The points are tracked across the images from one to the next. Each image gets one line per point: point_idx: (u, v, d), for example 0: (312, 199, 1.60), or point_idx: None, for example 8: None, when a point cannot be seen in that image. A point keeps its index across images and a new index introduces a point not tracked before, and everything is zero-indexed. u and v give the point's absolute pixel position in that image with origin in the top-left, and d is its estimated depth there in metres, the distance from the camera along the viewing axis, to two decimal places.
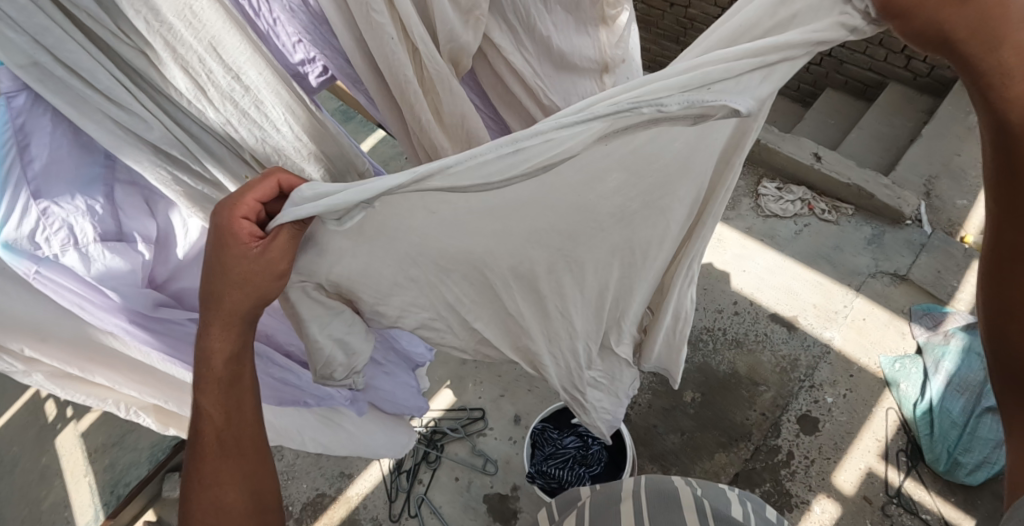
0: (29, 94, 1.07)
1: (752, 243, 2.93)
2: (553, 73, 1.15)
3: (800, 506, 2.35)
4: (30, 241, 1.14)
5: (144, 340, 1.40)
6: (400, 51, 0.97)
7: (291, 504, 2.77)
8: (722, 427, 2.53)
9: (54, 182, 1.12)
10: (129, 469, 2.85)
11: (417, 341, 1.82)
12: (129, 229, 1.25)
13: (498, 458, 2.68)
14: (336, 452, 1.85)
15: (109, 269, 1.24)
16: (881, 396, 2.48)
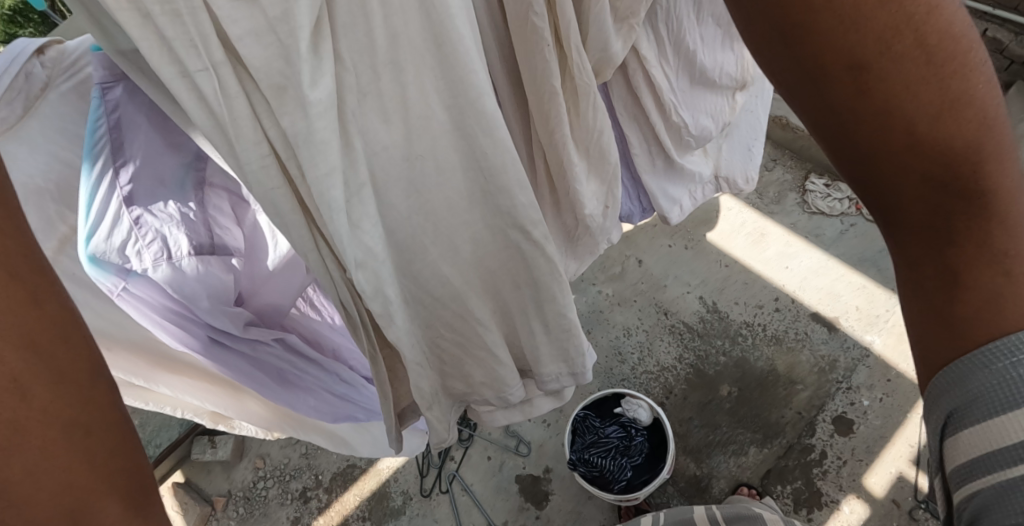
0: (126, 85, 0.94)
1: (797, 240, 2.91)
2: (688, 90, 1.14)
3: (830, 505, 2.41)
4: (119, 255, 0.95)
5: (218, 361, 1.17)
6: (551, 62, 0.91)
7: (321, 474, 2.89)
8: (756, 424, 2.57)
9: (149, 187, 0.96)
10: (160, 431, 2.93)
11: None
12: (221, 240, 1.06)
13: (531, 441, 2.78)
14: (357, 450, 1.77)
15: (200, 287, 1.03)
16: (917, 403, 2.50)
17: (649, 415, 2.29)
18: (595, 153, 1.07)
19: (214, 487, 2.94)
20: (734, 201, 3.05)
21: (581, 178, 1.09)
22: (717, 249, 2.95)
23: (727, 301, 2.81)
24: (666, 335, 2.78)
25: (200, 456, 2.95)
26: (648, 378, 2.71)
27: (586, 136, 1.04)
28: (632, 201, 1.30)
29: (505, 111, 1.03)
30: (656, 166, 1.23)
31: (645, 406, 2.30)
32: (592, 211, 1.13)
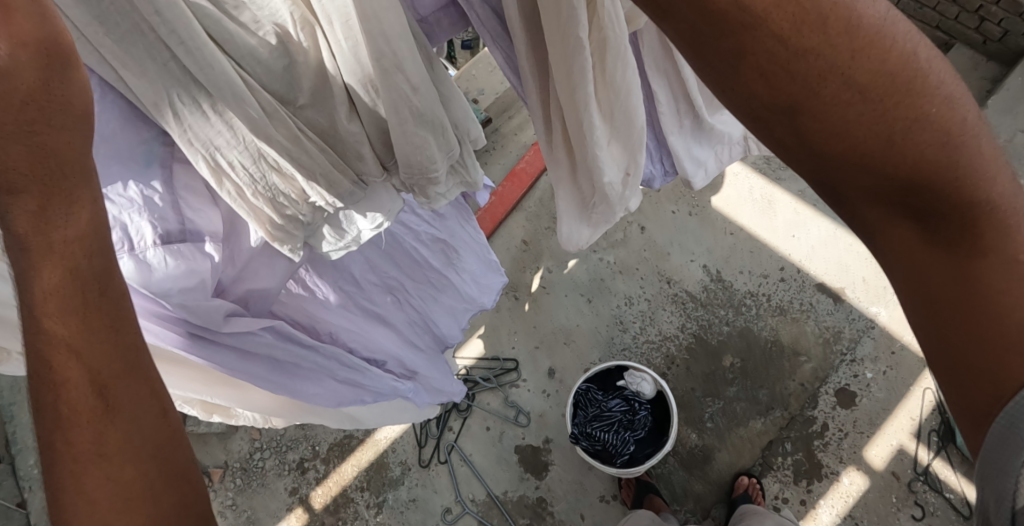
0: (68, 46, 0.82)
1: (806, 208, 2.79)
2: None
3: (829, 477, 2.42)
4: None
5: (201, 355, 1.07)
6: (579, 24, 0.82)
7: (318, 444, 3.02)
8: (760, 396, 2.55)
9: (104, 162, 0.84)
10: None
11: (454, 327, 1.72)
12: (195, 224, 0.94)
13: (531, 411, 2.75)
14: (362, 425, 1.71)
15: (172, 281, 0.91)
16: (920, 376, 2.48)
17: (653, 390, 2.22)
18: (619, 120, 0.98)
19: (213, 459, 3.05)
20: (741, 165, 2.88)
21: (602, 142, 0.99)
22: (723, 216, 2.82)
23: (732, 271, 2.72)
24: (669, 304, 2.71)
25: (193, 428, 3.00)
26: (650, 347, 2.67)
27: (616, 95, 0.94)
28: (654, 162, 1.22)
29: (524, 72, 0.93)
30: (684, 127, 1.14)
31: (646, 379, 2.23)
32: (611, 179, 1.05)
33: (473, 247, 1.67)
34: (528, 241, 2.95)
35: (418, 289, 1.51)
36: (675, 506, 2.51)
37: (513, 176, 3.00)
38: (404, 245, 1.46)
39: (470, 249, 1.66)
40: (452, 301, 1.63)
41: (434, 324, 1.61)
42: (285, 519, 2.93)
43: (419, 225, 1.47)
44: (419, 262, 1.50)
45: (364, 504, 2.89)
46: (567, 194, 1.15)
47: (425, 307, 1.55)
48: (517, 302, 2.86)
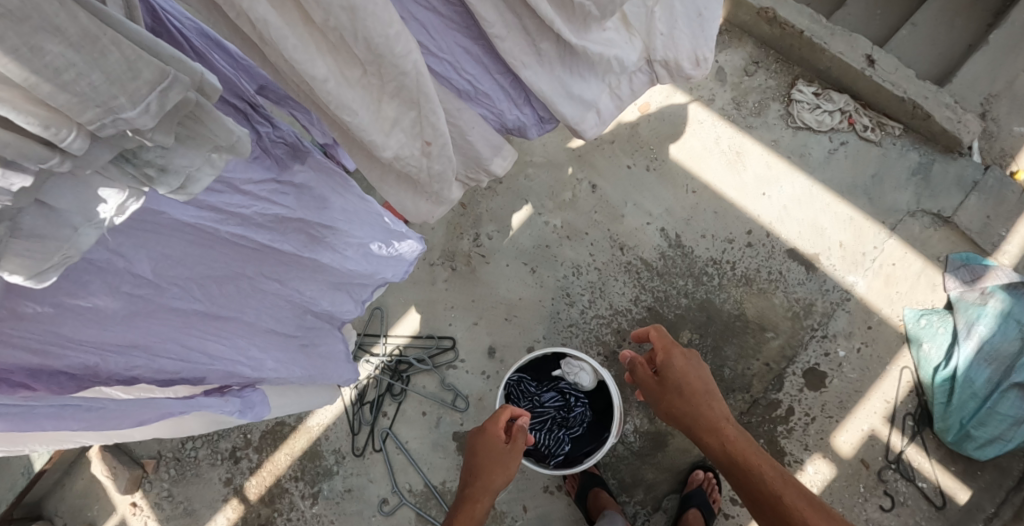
0: None
1: (777, 162, 2.44)
2: None
3: (793, 466, 2.18)
4: None
5: None
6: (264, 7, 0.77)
7: (250, 432, 2.92)
8: (720, 378, 2.26)
9: None
10: None
11: (342, 302, 1.48)
12: None
13: (469, 394, 2.50)
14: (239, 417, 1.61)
15: None
16: (898, 353, 2.22)
17: (593, 383, 1.94)
18: (367, 65, 0.88)
19: (146, 449, 2.98)
20: (706, 113, 2.52)
21: (358, 106, 0.95)
22: (685, 172, 2.47)
23: (692, 235, 2.39)
24: (620, 273, 2.40)
25: None
26: (599, 323, 2.38)
27: (369, 64, 0.88)
28: (522, 108, 1.17)
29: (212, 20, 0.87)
30: (542, 54, 1.04)
31: (582, 369, 1.93)
32: (392, 148, 1.05)
33: (359, 216, 1.35)
34: (465, 204, 2.62)
35: (279, 274, 1.25)
36: (623, 497, 2.27)
37: None
38: (222, 237, 1.05)
39: (352, 218, 1.34)
40: (333, 276, 1.39)
41: (312, 304, 1.39)
42: (221, 511, 2.90)
43: (250, 207, 1.05)
44: (257, 250, 1.14)
45: (299, 493, 2.81)
46: (399, 182, 1.26)
47: (291, 292, 1.31)
48: (454, 273, 2.58)
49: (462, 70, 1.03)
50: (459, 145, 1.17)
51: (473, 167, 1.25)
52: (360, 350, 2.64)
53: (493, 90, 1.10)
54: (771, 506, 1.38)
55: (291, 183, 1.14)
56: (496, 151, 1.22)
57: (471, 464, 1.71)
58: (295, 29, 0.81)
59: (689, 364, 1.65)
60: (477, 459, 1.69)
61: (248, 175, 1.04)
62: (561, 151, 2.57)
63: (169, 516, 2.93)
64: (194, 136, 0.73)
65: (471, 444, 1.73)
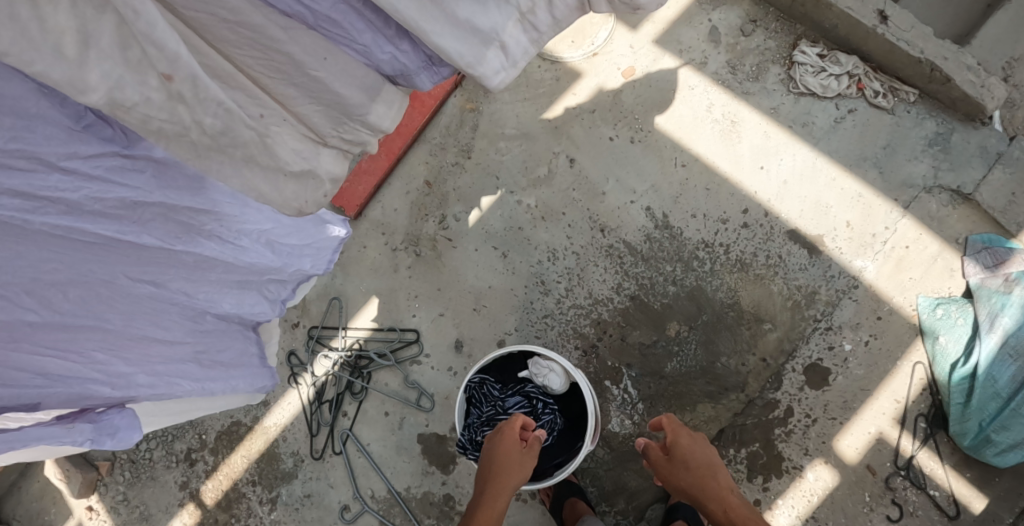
0: None
1: (777, 132, 2.18)
2: None
3: (791, 472, 1.95)
4: None
5: None
6: None
7: (205, 432, 2.69)
8: (711, 375, 2.02)
9: None
10: None
11: (252, 302, 1.45)
12: None
13: (435, 393, 2.27)
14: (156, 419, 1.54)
15: None
16: (910, 347, 1.98)
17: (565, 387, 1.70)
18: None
19: (100, 450, 2.76)
20: (697, 78, 2.25)
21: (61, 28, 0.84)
22: (673, 144, 2.21)
23: (682, 215, 2.13)
24: (601, 258, 2.14)
25: None
26: (577, 314, 2.13)
27: None
28: None
29: None
30: None
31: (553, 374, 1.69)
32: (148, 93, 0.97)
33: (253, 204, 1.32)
34: (431, 182, 2.38)
35: (151, 274, 1.20)
36: (603, 507, 2.02)
37: (412, 99, 2.40)
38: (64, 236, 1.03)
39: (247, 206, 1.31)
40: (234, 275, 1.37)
41: (212, 308, 1.36)
42: (178, 516, 2.69)
43: (79, 189, 0.99)
44: (111, 242, 1.10)
45: (257, 499, 2.58)
46: None
47: (179, 293, 1.27)
48: (419, 259, 2.34)
49: (342, 24, 0.94)
50: (329, 100, 1.04)
51: (344, 122, 1.11)
52: (316, 344, 2.42)
53: None
54: None
55: (147, 158, 1.06)
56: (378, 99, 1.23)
57: (483, 469, 1.52)
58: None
59: (695, 444, 1.65)
60: (496, 469, 1.50)
61: (85, 158, 0.98)
62: (536, 123, 2.33)
63: (124, 520, 2.71)
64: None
65: (495, 447, 1.54)
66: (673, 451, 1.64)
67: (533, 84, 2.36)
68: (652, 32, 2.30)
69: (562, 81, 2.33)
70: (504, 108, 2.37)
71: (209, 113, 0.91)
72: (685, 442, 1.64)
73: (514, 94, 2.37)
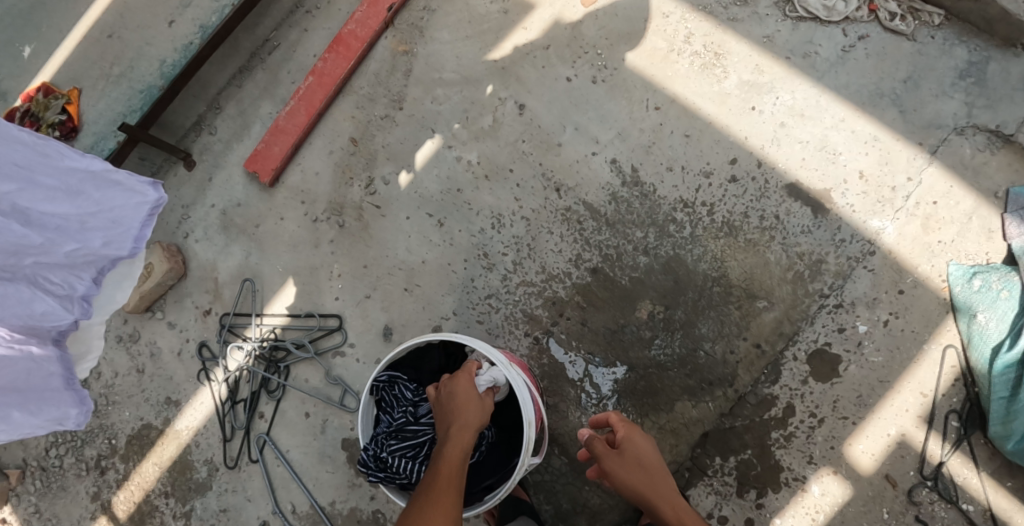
0: None
1: (771, 65, 1.77)
2: None
3: (791, 485, 1.56)
4: None
5: None
6: None
7: (115, 437, 2.19)
8: (691, 364, 1.62)
9: None
10: None
11: (21, 302, 1.17)
12: None
13: (362, 390, 1.89)
14: None
15: None
16: (940, 328, 1.58)
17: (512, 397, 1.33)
18: None
19: (10, 457, 2.32)
20: (674, 3, 1.84)
21: None
22: (645, 84, 1.81)
23: (655, 169, 1.73)
24: (557, 223, 1.76)
25: None
26: (527, 292, 1.74)
27: None
28: None
29: None
30: None
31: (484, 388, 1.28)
32: None
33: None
34: (357, 140, 1.99)
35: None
36: None
37: (332, 41, 1.99)
38: None
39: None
40: None
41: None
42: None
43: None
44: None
45: (171, 513, 2.13)
46: None
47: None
48: (342, 231, 1.96)
49: None
50: None
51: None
52: (229, 334, 2.04)
53: None
54: None
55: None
56: None
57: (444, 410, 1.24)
58: None
59: (652, 445, 1.30)
60: (457, 416, 1.21)
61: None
62: (479, 65, 1.94)
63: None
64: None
65: (452, 394, 1.25)
66: (626, 452, 1.27)
67: (477, 19, 1.97)
68: None
69: (511, 13, 1.95)
70: (443, 48, 1.98)
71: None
72: (640, 441, 1.28)
73: (454, 32, 1.98)
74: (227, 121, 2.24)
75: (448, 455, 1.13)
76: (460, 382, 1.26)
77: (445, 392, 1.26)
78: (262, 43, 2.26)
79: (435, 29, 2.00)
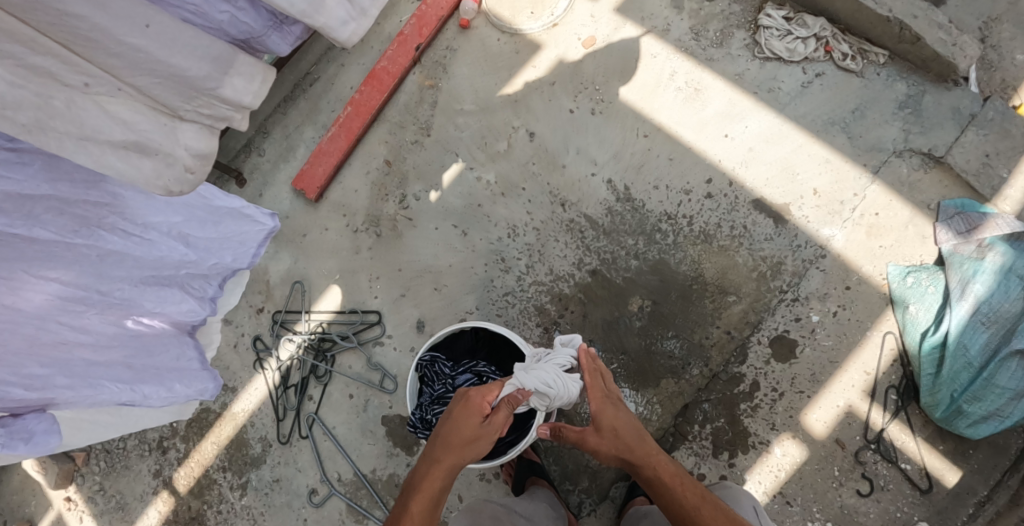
0: None
1: (742, 99, 2.12)
2: None
3: (757, 448, 1.90)
4: None
5: None
6: None
7: (177, 420, 2.51)
8: (674, 348, 1.95)
9: None
10: None
11: (178, 301, 1.49)
12: None
13: (398, 374, 2.23)
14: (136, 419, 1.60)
15: None
16: (881, 317, 1.91)
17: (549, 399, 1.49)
18: None
19: None
20: (660, 45, 2.19)
21: None
22: (635, 114, 2.15)
23: (643, 186, 2.07)
24: (562, 233, 2.10)
25: None
26: (538, 290, 2.08)
27: None
28: None
29: None
30: None
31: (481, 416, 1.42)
32: None
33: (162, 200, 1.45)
34: (390, 161, 2.34)
35: (59, 273, 1.28)
36: (567, 486, 1.97)
37: (368, 77, 2.33)
38: None
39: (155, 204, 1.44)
40: (154, 269, 1.45)
41: (130, 308, 1.42)
42: (152, 504, 2.55)
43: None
44: (11, 240, 1.21)
45: (228, 484, 2.43)
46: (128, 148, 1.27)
47: (95, 294, 1.35)
48: (379, 239, 2.30)
49: None
50: None
51: (197, 97, 1.35)
52: (281, 328, 2.36)
53: None
54: None
55: (27, 155, 1.20)
56: None
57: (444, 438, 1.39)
58: None
59: (625, 415, 1.47)
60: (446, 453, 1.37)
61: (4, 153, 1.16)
62: (494, 97, 2.28)
63: (102, 511, 2.58)
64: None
65: (454, 427, 1.40)
66: (601, 426, 1.45)
67: (492, 57, 2.31)
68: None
69: (522, 53, 2.29)
70: (463, 83, 2.32)
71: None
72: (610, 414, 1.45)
73: (473, 69, 2.32)
74: (274, 143, 2.57)
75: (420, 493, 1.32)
76: (464, 418, 1.40)
77: (452, 416, 1.43)
78: (304, 75, 2.60)
79: (456, 66, 2.34)
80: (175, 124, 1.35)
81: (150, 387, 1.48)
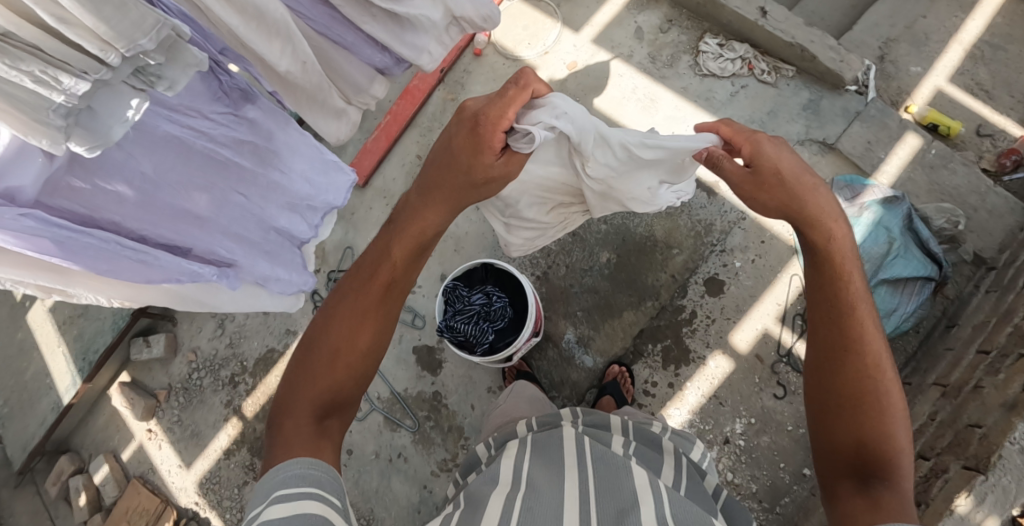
0: None
1: (686, 105, 2.80)
2: None
3: (696, 361, 2.53)
4: None
5: None
6: None
7: (245, 360, 3.06)
8: (634, 286, 2.61)
9: None
10: (96, 337, 3.13)
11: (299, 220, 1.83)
12: None
13: (427, 314, 2.82)
14: (271, 302, 1.97)
15: None
16: (787, 263, 2.54)
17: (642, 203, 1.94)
18: (263, 21, 1.39)
19: (158, 382, 3.16)
20: (626, 67, 2.89)
21: (259, 41, 1.42)
22: (606, 118, 2.85)
23: None
24: None
25: (137, 356, 3.11)
26: (532, 249, 2.74)
27: (259, 18, 1.38)
28: (385, 57, 1.71)
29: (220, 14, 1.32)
30: (376, 16, 1.55)
31: (547, 107, 1.60)
32: (288, 68, 1.53)
33: (300, 149, 1.76)
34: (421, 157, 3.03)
35: (244, 188, 1.65)
36: (553, 393, 2.63)
37: (405, 93, 3.06)
38: (196, 149, 1.50)
39: (297, 151, 1.75)
40: (287, 197, 1.78)
41: (272, 221, 1.76)
42: (223, 429, 3.03)
43: (216, 129, 1.52)
44: (225, 166, 1.58)
45: None
46: (317, 112, 1.79)
47: (256, 208, 1.70)
48: None
49: (357, 49, 1.65)
50: (344, 82, 1.77)
51: (361, 93, 1.81)
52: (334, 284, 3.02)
53: (357, 41, 1.63)
54: (841, 317, 1.46)
55: (245, 117, 1.58)
56: (371, 80, 1.78)
57: (434, 166, 1.54)
58: (230, 12, 1.33)
59: (803, 166, 1.52)
60: (435, 189, 1.52)
61: (212, 108, 1.49)
62: None
63: (179, 439, 3.07)
64: (174, 58, 1.31)
65: (443, 163, 1.52)
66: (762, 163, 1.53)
67: (498, 78, 3.03)
68: (591, 33, 2.97)
69: None
70: None
71: (315, 76, 1.63)
72: (786, 160, 1.51)
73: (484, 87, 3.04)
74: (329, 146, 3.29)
75: (410, 224, 1.51)
76: (465, 155, 1.50)
77: (450, 147, 1.51)
78: None
79: (471, 85, 3.07)
80: (345, 109, 1.85)
81: (280, 271, 1.84)
